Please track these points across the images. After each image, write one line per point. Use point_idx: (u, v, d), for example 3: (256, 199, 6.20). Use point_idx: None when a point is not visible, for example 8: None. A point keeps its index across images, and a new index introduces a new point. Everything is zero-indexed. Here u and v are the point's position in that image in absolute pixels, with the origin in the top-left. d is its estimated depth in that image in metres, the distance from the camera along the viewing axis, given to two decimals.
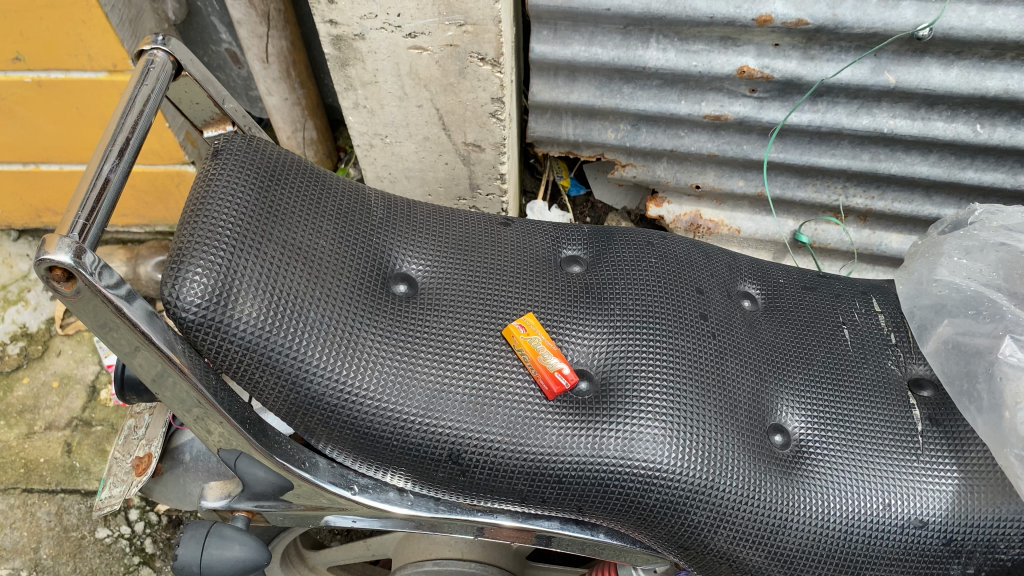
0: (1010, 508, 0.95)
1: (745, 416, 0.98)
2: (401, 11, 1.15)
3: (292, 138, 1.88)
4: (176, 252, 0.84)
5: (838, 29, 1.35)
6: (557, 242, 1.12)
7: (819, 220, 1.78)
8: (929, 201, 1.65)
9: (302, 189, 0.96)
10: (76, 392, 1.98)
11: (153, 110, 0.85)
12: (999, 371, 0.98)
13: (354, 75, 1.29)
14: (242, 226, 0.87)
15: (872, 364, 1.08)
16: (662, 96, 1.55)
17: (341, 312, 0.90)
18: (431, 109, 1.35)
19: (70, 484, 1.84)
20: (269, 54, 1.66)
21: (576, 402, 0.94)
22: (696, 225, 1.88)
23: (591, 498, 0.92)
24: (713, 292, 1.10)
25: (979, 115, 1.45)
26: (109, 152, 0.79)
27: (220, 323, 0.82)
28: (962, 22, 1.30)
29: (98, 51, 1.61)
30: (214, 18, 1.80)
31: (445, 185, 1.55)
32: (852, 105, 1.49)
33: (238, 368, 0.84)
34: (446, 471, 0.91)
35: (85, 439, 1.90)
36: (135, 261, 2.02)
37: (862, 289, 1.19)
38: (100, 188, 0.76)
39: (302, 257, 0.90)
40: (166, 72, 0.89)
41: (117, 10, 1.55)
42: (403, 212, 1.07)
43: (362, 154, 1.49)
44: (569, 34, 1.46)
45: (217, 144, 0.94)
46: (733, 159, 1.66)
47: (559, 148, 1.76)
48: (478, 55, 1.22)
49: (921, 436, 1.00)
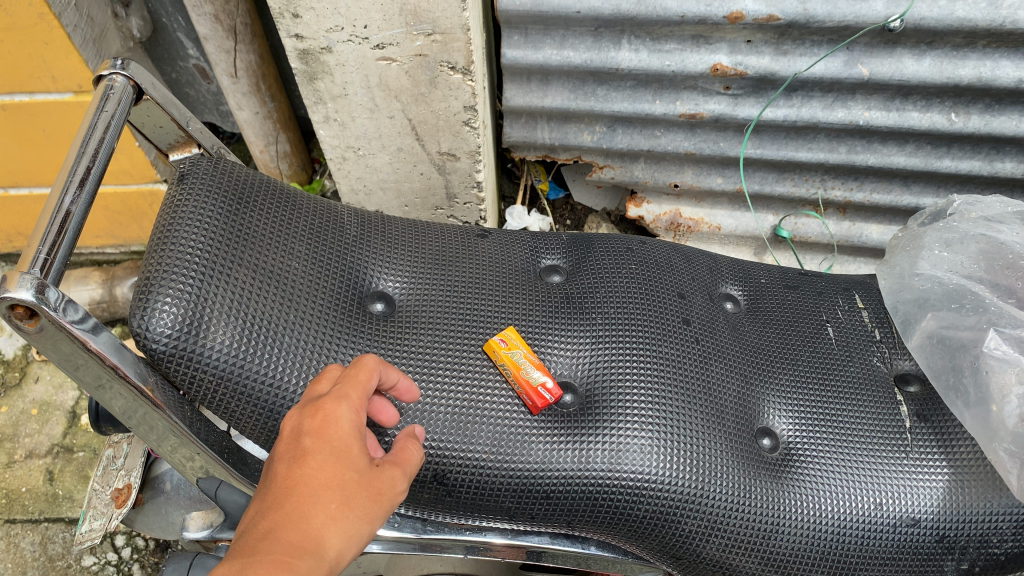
0: (1002, 502, 0.95)
1: (732, 420, 0.97)
2: (367, 23, 1.13)
3: (265, 152, 1.86)
4: (144, 281, 0.81)
5: (810, 24, 1.34)
6: (535, 252, 1.11)
7: (798, 215, 1.77)
8: (907, 191, 1.65)
9: (272, 210, 0.94)
10: (56, 419, 1.95)
11: (114, 136, 0.83)
12: (985, 364, 0.98)
13: (323, 89, 1.27)
14: (212, 251, 0.85)
15: (858, 361, 1.07)
16: (637, 96, 1.54)
17: (317, 334, 0.88)
18: (403, 119, 1.33)
19: (53, 512, 1.79)
20: (237, 68, 1.64)
21: (561, 415, 0.92)
22: (675, 224, 1.87)
23: (580, 512, 0.91)
24: (694, 296, 1.09)
25: (953, 104, 1.45)
26: (69, 183, 0.76)
27: (192, 353, 0.80)
28: (932, 12, 1.29)
29: (62, 72, 1.58)
30: (180, 34, 1.77)
31: (422, 195, 1.54)
32: (827, 98, 1.48)
33: (213, 398, 0.82)
34: (431, 492, 0.89)
35: (67, 466, 1.87)
36: (111, 283, 1.98)
37: (844, 286, 1.18)
38: (62, 221, 0.74)
39: (275, 281, 0.88)
40: (127, 96, 0.87)
41: (80, 29, 1.52)
42: (378, 227, 1.05)
43: (335, 168, 1.46)
44: (540, 39, 1.44)
45: (183, 168, 0.92)
46: (711, 156, 1.65)
47: (535, 152, 1.75)
48: (448, 64, 1.21)
49: (909, 433, 0.99)
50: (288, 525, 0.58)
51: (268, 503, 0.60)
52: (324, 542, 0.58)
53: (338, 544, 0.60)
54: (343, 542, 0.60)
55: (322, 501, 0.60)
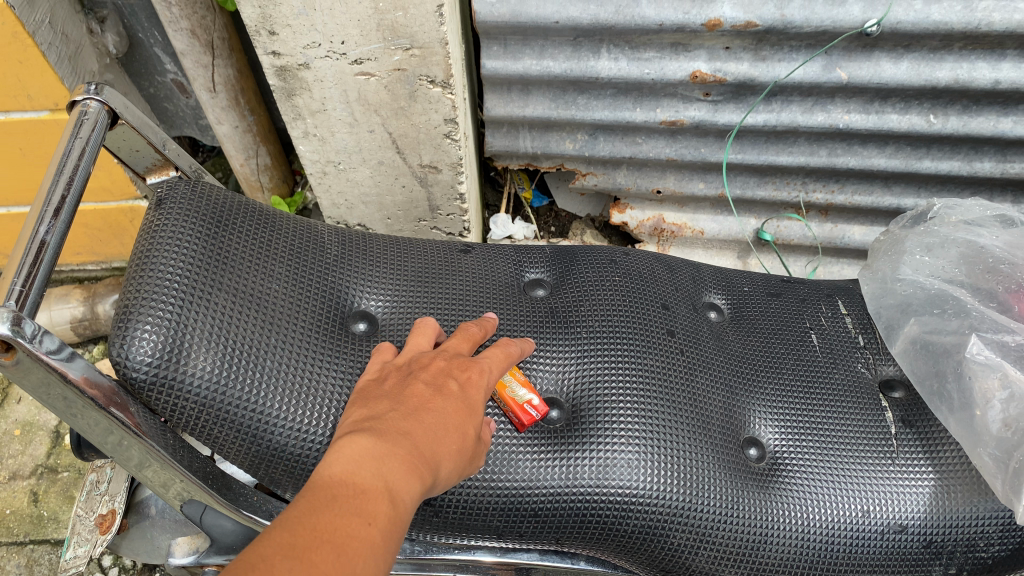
0: (987, 506, 0.95)
1: (719, 431, 0.97)
2: (345, 39, 1.12)
3: (245, 165, 1.84)
4: (123, 309, 0.81)
5: (788, 29, 1.34)
6: (519, 266, 1.11)
7: (780, 218, 1.78)
8: (888, 192, 1.65)
9: (251, 232, 0.93)
10: (39, 439, 1.93)
11: (88, 163, 0.82)
12: (969, 370, 0.99)
13: (302, 104, 1.26)
14: (191, 276, 0.84)
15: (842, 367, 1.07)
16: (617, 105, 1.54)
17: (300, 357, 0.87)
18: (383, 133, 1.32)
19: (38, 534, 1.77)
20: (215, 83, 1.63)
21: (548, 431, 0.92)
22: (659, 229, 1.88)
23: (569, 529, 0.90)
24: (678, 306, 1.09)
25: (931, 106, 1.45)
26: (43, 213, 0.75)
27: (173, 381, 0.79)
28: (908, 16, 1.29)
29: (37, 90, 1.56)
30: (157, 49, 1.76)
31: (404, 208, 1.53)
32: (806, 102, 1.48)
33: (195, 424, 0.81)
34: (419, 513, 0.89)
35: (51, 486, 1.84)
36: (92, 300, 1.95)
37: (828, 292, 1.19)
38: (37, 250, 0.73)
39: (256, 304, 0.87)
40: (101, 123, 0.86)
41: (54, 47, 1.50)
42: (358, 245, 1.04)
43: (316, 182, 1.46)
44: (520, 49, 1.44)
45: (160, 192, 0.91)
46: (692, 162, 1.65)
47: (518, 161, 1.74)
48: (427, 77, 1.20)
49: (895, 439, 0.99)
50: (427, 434, 0.72)
51: (405, 409, 0.75)
52: (443, 470, 0.72)
53: (444, 477, 0.73)
54: (446, 479, 0.74)
55: (453, 439, 0.74)
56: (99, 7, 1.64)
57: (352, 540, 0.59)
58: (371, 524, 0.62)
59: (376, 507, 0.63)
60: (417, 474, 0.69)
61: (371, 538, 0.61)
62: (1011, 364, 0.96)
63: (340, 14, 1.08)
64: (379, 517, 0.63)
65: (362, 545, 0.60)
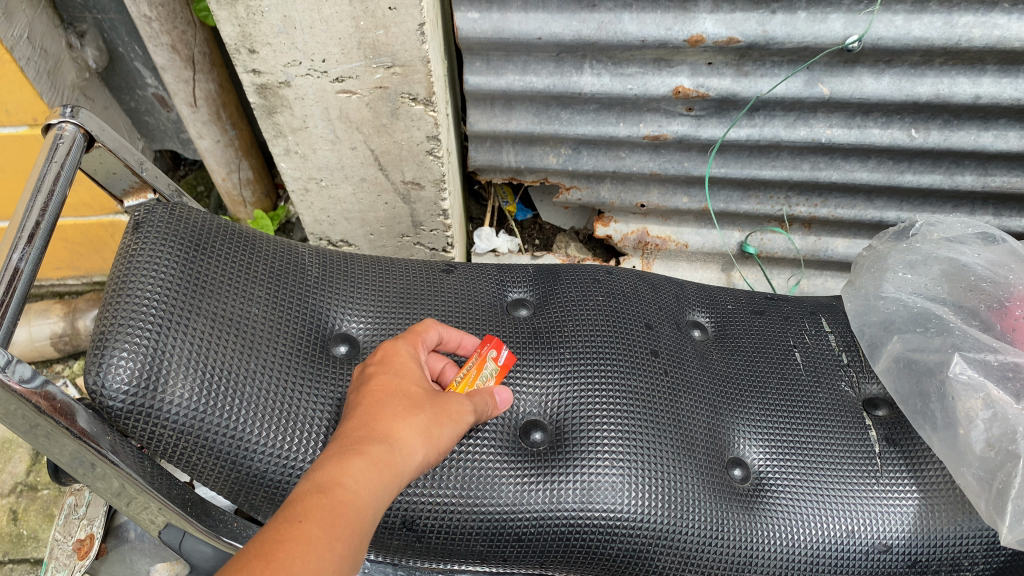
0: (970, 524, 0.95)
1: (704, 451, 0.96)
2: (326, 57, 1.12)
3: (227, 180, 1.83)
4: (99, 335, 0.79)
5: (770, 45, 1.34)
6: (502, 285, 1.11)
7: (764, 231, 1.78)
8: (871, 205, 1.66)
9: (230, 254, 0.92)
10: (19, 456, 1.87)
11: (64, 187, 0.81)
12: (952, 389, 0.99)
13: (283, 122, 1.25)
14: (170, 301, 0.83)
15: (826, 386, 1.07)
16: (600, 119, 1.54)
17: (281, 382, 0.86)
18: (365, 150, 1.31)
19: (17, 553, 1.71)
20: (197, 98, 1.61)
21: (531, 453, 0.91)
22: (643, 242, 1.87)
23: (553, 551, 0.90)
24: (662, 325, 1.08)
25: (913, 121, 1.46)
26: (17, 240, 0.74)
27: (151, 408, 0.78)
28: (889, 32, 1.30)
29: (16, 105, 1.54)
30: (137, 63, 1.75)
31: (387, 224, 1.52)
32: (788, 117, 1.49)
33: (173, 452, 0.80)
34: (402, 538, 0.88)
35: (31, 505, 1.79)
36: (72, 315, 1.93)
37: (811, 309, 1.20)
38: (10, 278, 0.72)
39: (236, 328, 0.86)
40: (76, 146, 0.84)
41: (33, 62, 1.48)
42: (339, 266, 1.03)
43: (298, 199, 1.45)
44: (502, 65, 1.44)
45: (138, 215, 0.89)
46: (676, 176, 1.65)
47: (501, 175, 1.74)
48: (409, 95, 1.19)
49: (878, 457, 0.99)
50: (361, 419, 0.75)
51: (348, 412, 0.78)
52: (402, 441, 0.74)
53: (415, 449, 0.75)
54: (419, 444, 0.75)
55: (398, 412, 0.76)
56: (78, 22, 1.63)
57: (290, 540, 0.60)
58: (310, 521, 0.62)
59: (319, 505, 0.64)
60: (362, 455, 0.70)
61: (313, 535, 0.61)
62: (994, 383, 0.97)
63: (321, 32, 1.07)
64: (318, 511, 0.63)
65: (303, 543, 0.60)
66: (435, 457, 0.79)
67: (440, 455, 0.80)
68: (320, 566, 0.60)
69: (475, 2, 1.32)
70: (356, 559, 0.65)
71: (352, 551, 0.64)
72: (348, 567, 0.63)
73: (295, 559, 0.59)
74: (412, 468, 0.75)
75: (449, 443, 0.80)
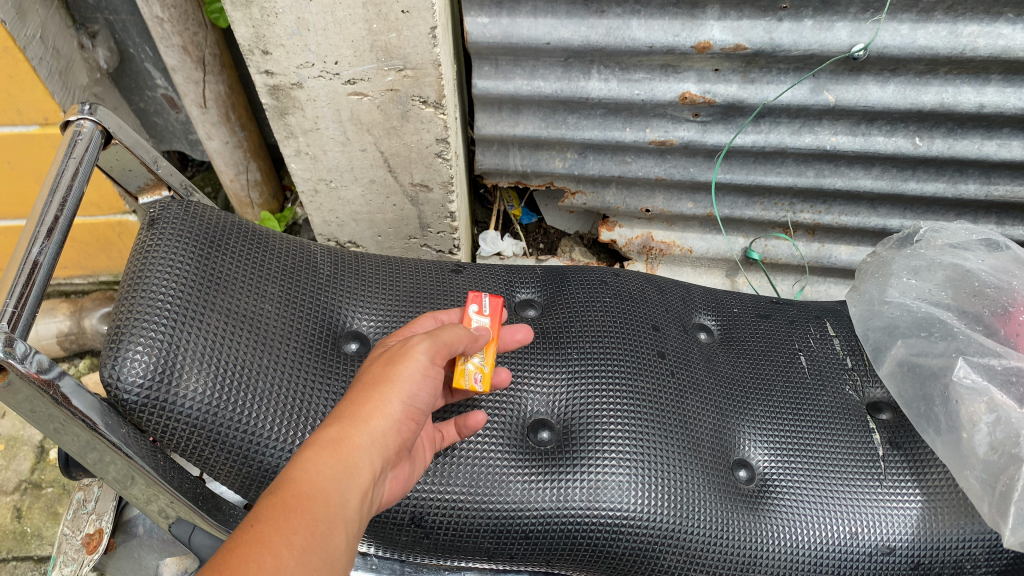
0: (974, 528, 0.96)
1: (710, 452, 0.97)
2: (338, 59, 1.13)
3: (235, 180, 1.84)
4: (114, 330, 0.80)
5: (776, 52, 1.35)
6: (510, 286, 1.12)
7: (768, 237, 1.79)
8: (874, 213, 1.67)
9: (243, 252, 0.93)
10: (23, 454, 1.83)
11: (82, 182, 0.82)
12: (955, 393, 0.99)
13: (294, 123, 1.26)
14: (183, 297, 0.84)
15: (831, 390, 1.08)
16: (607, 124, 1.55)
17: (293, 378, 0.87)
18: (375, 152, 1.33)
19: (21, 551, 1.67)
20: (206, 99, 1.62)
21: (538, 452, 0.92)
22: (648, 247, 1.88)
23: (560, 550, 0.91)
24: (669, 328, 1.10)
25: (917, 129, 1.47)
26: (37, 233, 0.75)
27: (166, 402, 0.79)
28: (895, 41, 1.31)
29: (27, 105, 1.53)
30: (148, 64, 1.76)
31: (395, 225, 1.54)
32: (794, 124, 1.50)
33: (187, 446, 0.81)
34: (410, 535, 0.89)
35: (35, 502, 1.75)
36: (79, 314, 1.94)
37: (816, 314, 1.21)
38: (30, 271, 0.73)
39: (248, 324, 0.87)
40: (94, 142, 0.86)
41: (45, 62, 1.48)
42: (351, 266, 1.05)
43: (307, 200, 1.46)
44: (511, 69, 1.45)
45: (153, 213, 0.91)
46: (681, 182, 1.66)
47: (508, 178, 1.75)
48: (419, 98, 1.21)
49: (882, 461, 1.00)
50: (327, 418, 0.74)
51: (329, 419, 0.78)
52: (353, 417, 0.73)
53: (371, 416, 0.74)
54: (375, 411, 0.74)
55: (353, 398, 0.76)
56: (90, 22, 1.64)
57: (239, 547, 0.59)
58: (258, 524, 0.61)
59: (272, 507, 0.63)
60: (316, 448, 0.69)
61: (264, 535, 0.60)
62: (997, 388, 0.97)
63: (334, 34, 1.09)
64: (269, 512, 0.62)
65: (258, 548, 0.59)
66: (411, 405, 0.78)
67: (415, 398, 0.78)
68: (278, 565, 0.58)
69: (485, 7, 1.33)
70: (330, 547, 0.63)
71: (318, 540, 0.63)
72: (316, 558, 0.61)
73: (247, 565, 0.57)
74: (378, 434, 0.74)
75: (413, 380, 0.78)
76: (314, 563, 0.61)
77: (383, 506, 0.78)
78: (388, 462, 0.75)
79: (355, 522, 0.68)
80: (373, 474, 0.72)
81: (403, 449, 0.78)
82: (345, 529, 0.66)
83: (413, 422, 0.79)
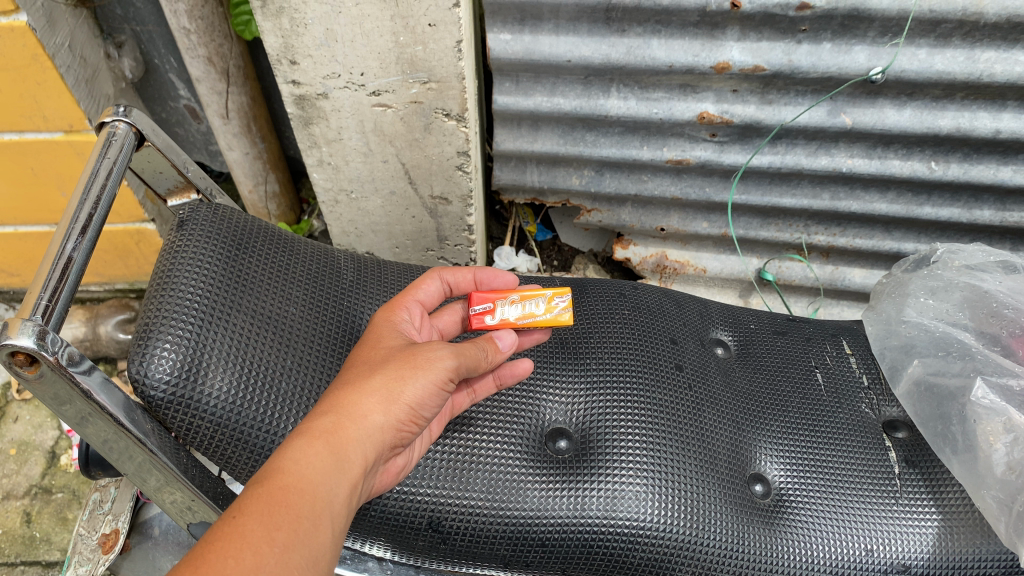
0: (990, 548, 0.95)
1: (725, 465, 0.97)
2: (364, 71, 1.15)
3: (253, 191, 1.85)
4: (143, 328, 0.81)
5: (795, 74, 1.36)
6: None
7: (783, 258, 1.80)
8: (889, 236, 1.68)
9: (269, 254, 0.95)
10: (35, 459, 1.82)
11: (115, 182, 0.83)
12: (973, 413, 1.01)
13: (318, 133, 1.28)
14: (211, 297, 0.85)
15: (846, 408, 1.08)
16: (625, 142, 1.56)
17: (314, 380, 0.89)
18: (397, 164, 1.34)
19: (29, 556, 1.65)
20: (229, 110, 1.64)
21: (556, 460, 0.93)
22: (662, 266, 1.89)
23: (575, 559, 0.91)
24: (686, 341, 1.11)
25: (933, 153, 1.48)
26: (70, 230, 0.76)
27: (190, 400, 0.79)
28: (912, 65, 1.32)
29: (53, 112, 1.54)
30: (171, 75, 1.79)
31: (413, 237, 1.55)
32: (811, 146, 1.51)
33: (209, 444, 0.81)
34: (426, 540, 0.89)
35: (45, 507, 1.73)
36: (94, 321, 1.95)
37: (832, 332, 1.22)
38: (63, 267, 0.73)
39: (271, 326, 0.89)
40: (128, 143, 0.88)
41: (73, 70, 1.50)
42: (373, 273, 1.07)
43: (327, 210, 1.48)
44: (531, 86, 1.47)
45: (182, 214, 0.92)
46: (697, 201, 1.68)
47: (523, 195, 1.76)
48: (443, 111, 1.22)
49: (899, 479, 1.00)
50: (327, 406, 0.75)
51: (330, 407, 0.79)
52: (351, 410, 0.75)
53: (369, 412, 0.75)
54: (375, 407, 0.76)
55: (353, 384, 0.77)
56: (117, 33, 1.66)
57: (220, 540, 0.59)
58: (241, 516, 0.62)
59: (258, 497, 0.64)
60: (316, 442, 0.70)
61: (246, 530, 0.61)
62: (1015, 408, 0.99)
63: (361, 46, 1.10)
64: (254, 503, 0.63)
65: (239, 543, 0.60)
66: (415, 410, 0.79)
67: (422, 406, 0.79)
68: (259, 562, 0.59)
69: (508, 23, 1.35)
70: (314, 543, 0.64)
71: (302, 536, 0.64)
72: (298, 554, 0.62)
73: (226, 561, 0.58)
74: (375, 430, 0.75)
75: (422, 390, 0.79)
76: (295, 560, 0.62)
77: (370, 496, 0.80)
78: (380, 457, 0.77)
79: (341, 516, 0.69)
80: (363, 469, 0.73)
81: (398, 446, 0.80)
82: (330, 525, 0.67)
83: (414, 425, 0.80)
